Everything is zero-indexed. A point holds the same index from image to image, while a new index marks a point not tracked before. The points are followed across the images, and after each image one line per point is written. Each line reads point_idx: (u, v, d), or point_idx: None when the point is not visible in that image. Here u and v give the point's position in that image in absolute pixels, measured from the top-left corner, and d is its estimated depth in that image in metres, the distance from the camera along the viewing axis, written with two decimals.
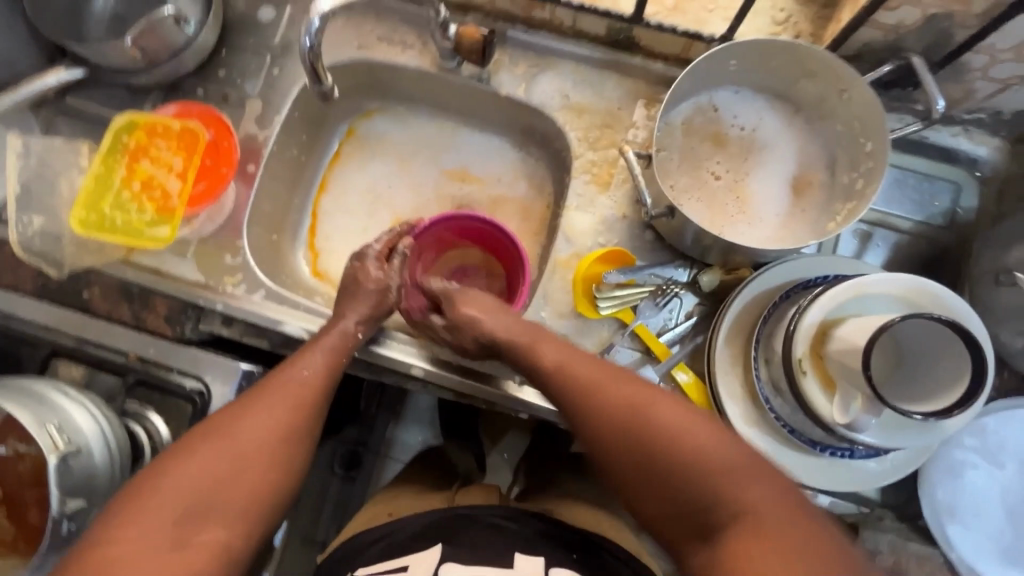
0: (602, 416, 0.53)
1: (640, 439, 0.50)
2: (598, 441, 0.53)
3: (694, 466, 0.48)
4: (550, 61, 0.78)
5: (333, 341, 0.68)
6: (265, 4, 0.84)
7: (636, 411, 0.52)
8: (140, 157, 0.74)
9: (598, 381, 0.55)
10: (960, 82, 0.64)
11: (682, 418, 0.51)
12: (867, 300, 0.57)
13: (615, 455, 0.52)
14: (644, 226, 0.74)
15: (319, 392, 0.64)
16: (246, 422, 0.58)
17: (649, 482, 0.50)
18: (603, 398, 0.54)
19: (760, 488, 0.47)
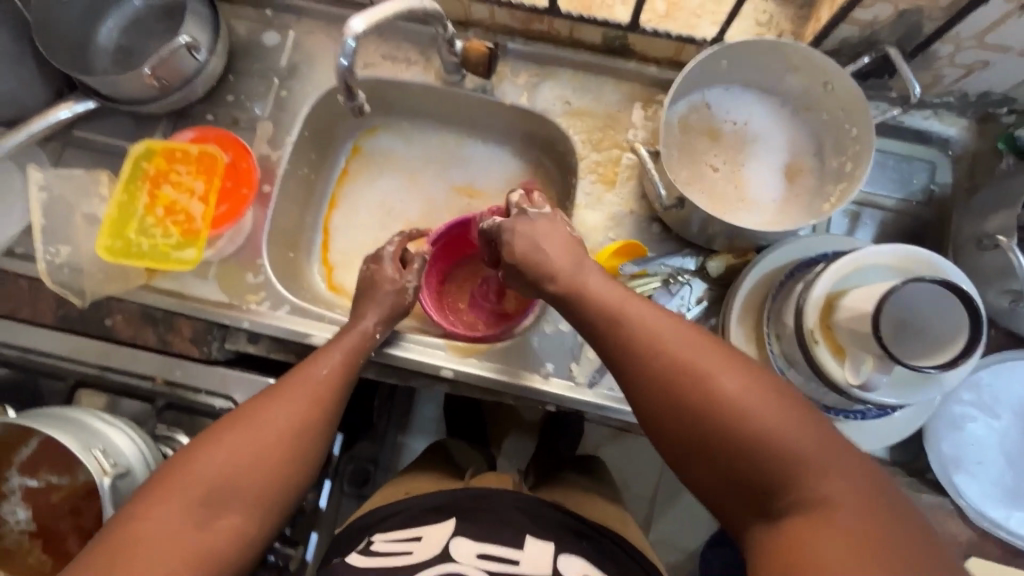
0: (659, 380, 0.51)
1: (705, 407, 0.48)
2: (657, 405, 0.51)
3: (765, 441, 0.46)
4: (550, 70, 0.82)
5: (351, 341, 0.70)
6: (269, 30, 0.86)
7: (702, 378, 0.49)
8: (162, 182, 0.77)
9: (659, 346, 0.52)
10: (930, 69, 0.70)
11: (753, 388, 0.48)
12: (865, 271, 0.62)
13: (672, 421, 0.50)
14: (651, 220, 0.79)
15: (336, 389, 0.65)
16: (268, 415, 0.60)
17: (709, 450, 0.48)
18: (664, 360, 0.51)
19: (833, 472, 0.45)
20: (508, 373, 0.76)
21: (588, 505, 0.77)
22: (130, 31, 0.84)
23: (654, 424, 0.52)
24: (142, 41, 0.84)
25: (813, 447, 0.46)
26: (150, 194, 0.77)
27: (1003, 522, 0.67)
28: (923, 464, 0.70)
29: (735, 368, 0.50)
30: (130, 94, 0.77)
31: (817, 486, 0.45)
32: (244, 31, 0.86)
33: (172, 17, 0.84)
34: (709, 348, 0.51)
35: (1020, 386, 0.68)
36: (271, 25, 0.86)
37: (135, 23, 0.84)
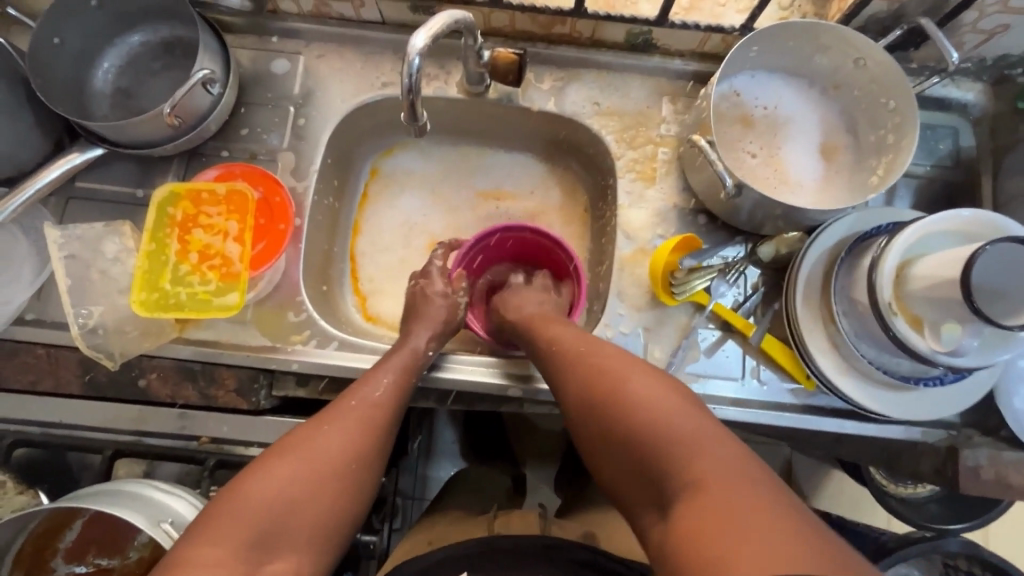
0: (577, 389, 0.57)
1: (604, 406, 0.53)
2: (575, 413, 0.57)
3: (648, 428, 0.49)
4: (574, 73, 0.81)
5: (400, 362, 0.66)
6: (277, 57, 0.82)
7: (604, 384, 0.54)
8: (191, 226, 0.73)
9: (584, 357, 0.59)
10: (953, 37, 0.72)
11: (650, 388, 0.52)
12: (930, 239, 0.63)
13: (586, 424, 0.55)
14: (696, 212, 0.78)
15: (388, 415, 0.61)
16: (321, 440, 0.55)
17: (610, 444, 0.52)
18: (582, 368, 0.58)
19: (704, 453, 0.45)
20: None
21: (622, 541, 0.71)
22: (127, 71, 0.78)
23: (579, 431, 0.56)
24: (141, 81, 0.79)
25: (693, 432, 0.47)
26: (180, 240, 0.72)
27: None
28: (996, 421, 0.72)
29: (644, 372, 0.54)
30: (141, 136, 0.72)
31: (688, 468, 0.45)
32: (248, 60, 0.81)
33: (172, 52, 0.79)
34: (623, 359, 0.57)
35: None
36: (277, 52, 0.82)
37: (132, 62, 0.79)
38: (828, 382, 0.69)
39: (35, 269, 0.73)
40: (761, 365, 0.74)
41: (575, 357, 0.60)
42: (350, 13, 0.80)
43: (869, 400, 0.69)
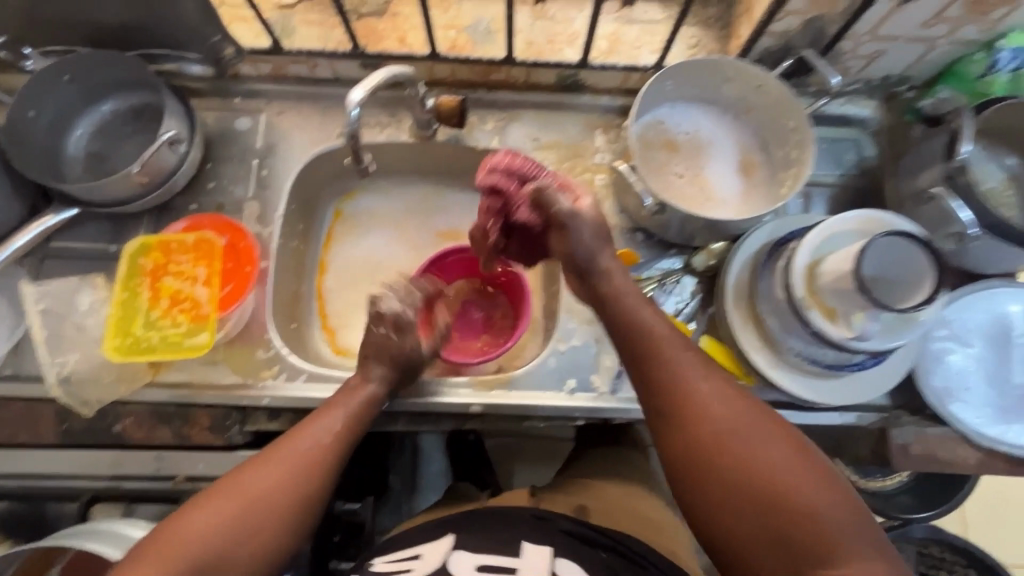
0: (701, 436, 0.55)
1: (744, 468, 0.52)
2: (691, 456, 0.55)
3: (797, 507, 0.50)
4: (514, 114, 0.89)
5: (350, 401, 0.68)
6: (239, 116, 0.89)
7: (747, 448, 0.53)
8: (161, 274, 0.77)
9: (718, 406, 0.56)
10: (840, 63, 0.82)
11: (797, 465, 0.52)
12: (833, 239, 0.70)
13: (710, 475, 0.54)
14: (633, 230, 0.85)
15: (330, 453, 0.63)
16: (257, 478, 0.59)
17: (741, 509, 0.51)
18: (713, 418, 0.55)
19: (847, 544, 0.48)
20: (525, 396, 0.78)
21: (613, 509, 0.74)
22: (99, 136, 0.84)
23: (689, 471, 0.55)
24: (112, 145, 0.84)
25: (838, 520, 0.49)
26: (151, 287, 0.77)
27: (1003, 438, 0.73)
28: (921, 402, 0.76)
29: (785, 441, 0.53)
30: (112, 195, 0.77)
31: (834, 559, 0.48)
32: (214, 120, 0.88)
33: (140, 117, 0.85)
34: (756, 416, 0.55)
35: (980, 315, 0.77)
36: (239, 111, 0.89)
37: (103, 128, 0.84)
38: (762, 375, 0.75)
39: (10, 326, 0.76)
40: None
41: (698, 410, 0.56)
42: (305, 73, 0.88)
43: (799, 389, 0.75)
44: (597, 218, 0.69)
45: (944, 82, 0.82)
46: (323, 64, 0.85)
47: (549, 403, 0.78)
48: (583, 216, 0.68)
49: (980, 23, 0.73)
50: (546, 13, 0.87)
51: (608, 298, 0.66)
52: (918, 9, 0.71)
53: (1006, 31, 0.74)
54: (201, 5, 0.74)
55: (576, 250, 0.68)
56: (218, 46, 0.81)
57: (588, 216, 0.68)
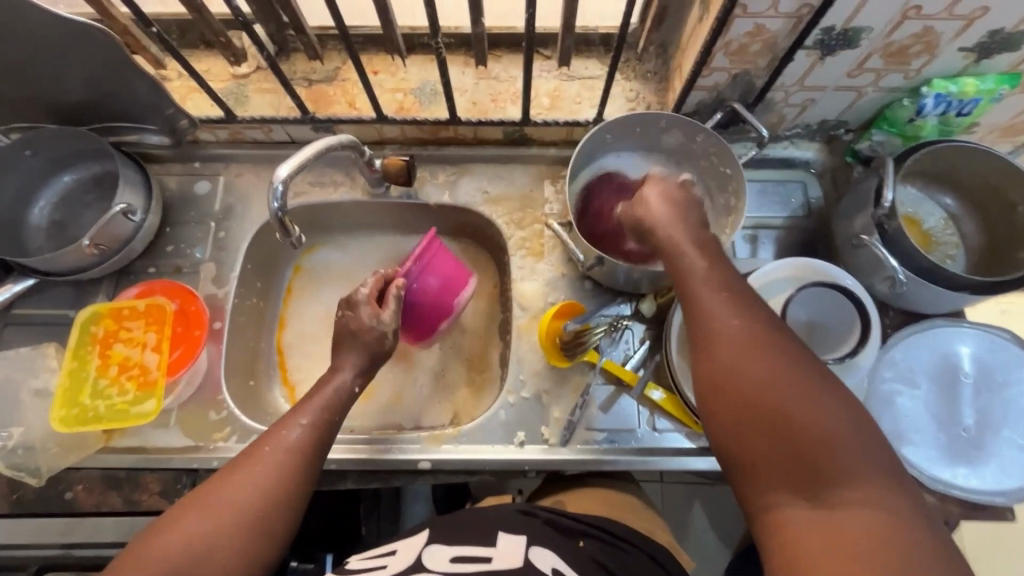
0: (730, 359, 0.50)
1: (773, 392, 0.47)
2: (716, 378, 0.50)
3: (823, 435, 0.45)
4: (464, 168, 0.92)
5: (326, 399, 0.66)
6: (199, 180, 0.92)
7: (780, 372, 0.48)
8: (112, 341, 0.79)
9: (751, 333, 0.51)
10: (774, 112, 0.84)
11: (827, 396, 0.47)
12: (771, 285, 0.70)
13: (734, 400, 0.49)
14: (582, 278, 0.87)
15: (303, 454, 0.61)
16: (228, 489, 0.56)
17: (757, 425, 0.47)
18: (745, 341, 0.50)
19: (873, 481, 0.44)
20: (473, 450, 0.78)
21: (589, 500, 0.78)
22: (61, 206, 0.87)
23: (712, 394, 0.51)
24: (73, 213, 0.87)
25: (862, 455, 0.45)
26: (101, 355, 0.78)
27: (954, 481, 0.72)
28: None
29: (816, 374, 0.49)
30: (68, 265, 0.80)
31: (857, 492, 0.44)
32: (175, 185, 0.91)
33: (102, 185, 0.88)
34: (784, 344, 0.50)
35: (925, 355, 0.77)
36: (200, 175, 0.92)
37: (65, 198, 0.88)
38: None
39: None
40: (656, 415, 0.79)
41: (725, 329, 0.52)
42: (261, 137, 0.91)
43: None
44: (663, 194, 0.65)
45: (878, 125, 0.84)
46: (277, 129, 0.88)
47: (499, 455, 0.78)
48: (647, 196, 0.65)
49: (903, 72, 0.75)
50: (490, 72, 0.90)
51: (664, 242, 0.61)
52: (838, 61, 0.73)
53: (929, 78, 0.76)
54: (151, 84, 0.77)
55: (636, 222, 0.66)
56: (173, 118, 0.83)
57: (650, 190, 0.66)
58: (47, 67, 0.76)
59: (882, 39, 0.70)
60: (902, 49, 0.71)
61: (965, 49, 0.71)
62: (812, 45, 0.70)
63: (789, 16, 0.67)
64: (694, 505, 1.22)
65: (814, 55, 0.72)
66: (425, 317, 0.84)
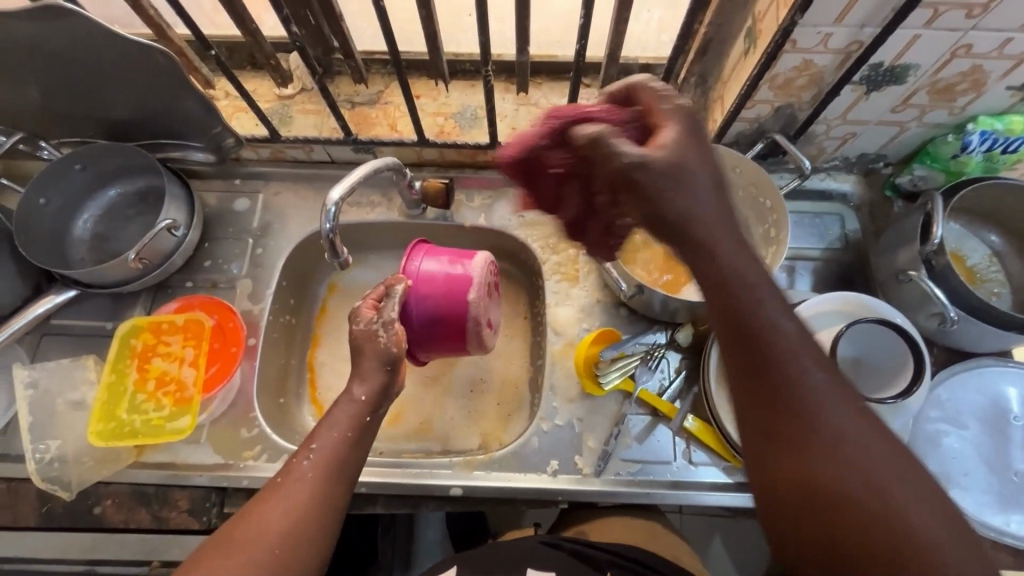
0: (823, 478, 0.43)
1: (885, 524, 0.41)
2: (794, 474, 0.44)
3: (948, 573, 0.39)
4: (500, 192, 0.92)
5: (346, 419, 0.62)
6: (239, 197, 0.93)
7: (894, 500, 0.41)
8: (150, 355, 0.80)
9: (839, 422, 0.44)
10: (814, 144, 0.84)
11: (937, 517, 0.41)
12: (813, 320, 0.69)
13: (834, 530, 0.42)
14: (617, 305, 0.86)
15: (324, 481, 0.58)
16: (253, 528, 0.54)
17: (842, 536, 0.42)
18: (845, 453, 0.43)
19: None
20: (505, 478, 0.77)
21: (610, 527, 0.74)
22: (103, 219, 0.89)
23: (801, 518, 0.44)
24: (115, 227, 0.89)
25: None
26: (139, 369, 0.79)
27: (1006, 527, 0.70)
28: None
29: (923, 487, 0.42)
30: (110, 278, 0.80)
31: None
32: (215, 202, 0.92)
33: (145, 200, 0.90)
34: (881, 435, 0.44)
35: (973, 396, 0.75)
36: (240, 192, 0.93)
37: (108, 212, 0.89)
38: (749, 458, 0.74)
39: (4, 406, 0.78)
40: (693, 447, 0.78)
41: (807, 415, 0.44)
42: (302, 156, 0.92)
43: None
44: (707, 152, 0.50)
45: (920, 160, 0.84)
46: (319, 149, 0.90)
47: (531, 483, 0.76)
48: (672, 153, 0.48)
49: (948, 108, 0.75)
50: (530, 99, 0.91)
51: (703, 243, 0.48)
52: (883, 97, 0.73)
53: (975, 115, 0.76)
54: (202, 104, 0.78)
55: (672, 209, 0.48)
56: (220, 136, 0.84)
57: (677, 143, 0.48)
58: (102, 85, 0.77)
59: (930, 75, 0.69)
60: (949, 86, 0.71)
61: (1012, 88, 0.71)
62: (858, 81, 0.71)
63: (838, 52, 0.67)
64: (714, 539, 1.10)
65: (860, 90, 0.72)
66: (451, 302, 0.73)
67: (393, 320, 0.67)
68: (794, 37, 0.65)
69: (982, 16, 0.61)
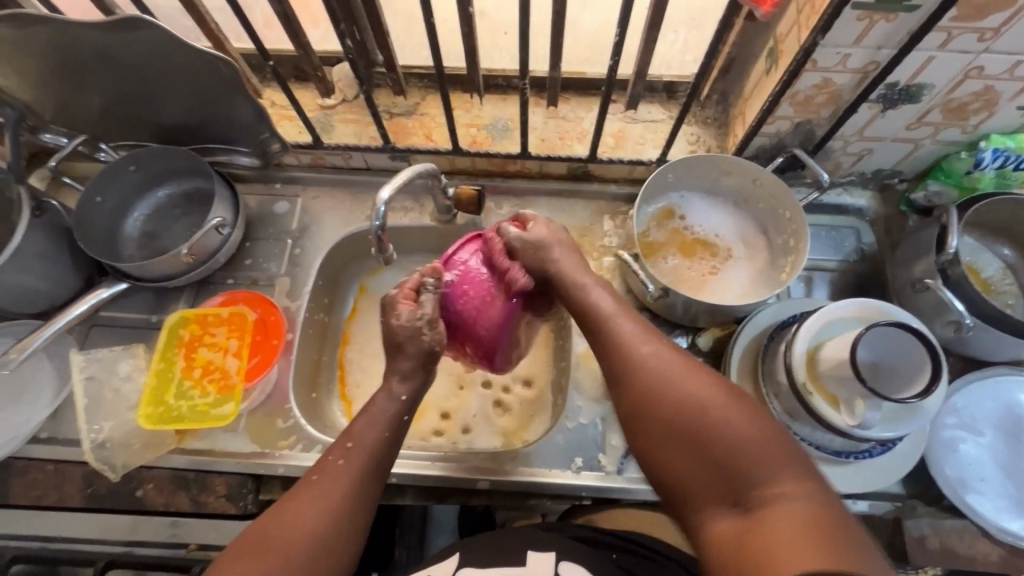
0: (645, 385, 0.57)
1: (688, 410, 0.53)
2: (629, 402, 0.58)
3: (737, 445, 0.50)
4: (528, 200, 0.96)
5: (384, 415, 0.66)
6: (279, 200, 0.97)
7: (689, 400, 0.54)
8: (197, 345, 0.85)
9: (648, 355, 0.59)
10: (831, 159, 0.88)
11: (730, 404, 0.53)
12: (834, 325, 0.72)
13: (657, 422, 0.55)
14: (640, 309, 0.88)
15: (360, 475, 0.61)
16: (294, 521, 0.56)
17: (667, 434, 0.54)
18: (654, 373, 0.57)
19: (787, 474, 0.48)
20: (531, 473, 0.79)
21: (618, 516, 0.75)
22: (152, 218, 0.94)
23: (638, 420, 0.57)
24: (163, 226, 0.94)
25: (773, 449, 0.50)
26: (186, 357, 0.84)
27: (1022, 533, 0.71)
28: (937, 491, 0.75)
29: (716, 380, 0.55)
30: (159, 272, 0.85)
31: (773, 490, 0.47)
32: (255, 204, 0.97)
33: (191, 201, 0.95)
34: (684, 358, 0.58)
35: (987, 403, 0.78)
36: (280, 196, 0.98)
37: (157, 212, 0.94)
38: None
39: (54, 392, 0.82)
40: None
41: (623, 355, 0.60)
42: (341, 163, 0.97)
43: None
44: (554, 225, 0.78)
45: (934, 176, 0.87)
46: (357, 156, 0.95)
47: (555, 478, 0.79)
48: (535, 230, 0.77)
49: (961, 127, 0.79)
50: (559, 113, 0.95)
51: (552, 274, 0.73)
52: (898, 115, 0.77)
53: (987, 133, 0.80)
54: (254, 110, 0.83)
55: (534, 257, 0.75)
56: (266, 142, 0.89)
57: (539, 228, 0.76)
58: (162, 90, 0.82)
59: (944, 95, 0.73)
60: (962, 105, 0.75)
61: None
62: (875, 99, 0.74)
63: (856, 71, 0.71)
64: None
65: (876, 108, 0.76)
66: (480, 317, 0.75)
67: (435, 318, 0.71)
68: (815, 57, 0.69)
69: (993, 39, 0.65)
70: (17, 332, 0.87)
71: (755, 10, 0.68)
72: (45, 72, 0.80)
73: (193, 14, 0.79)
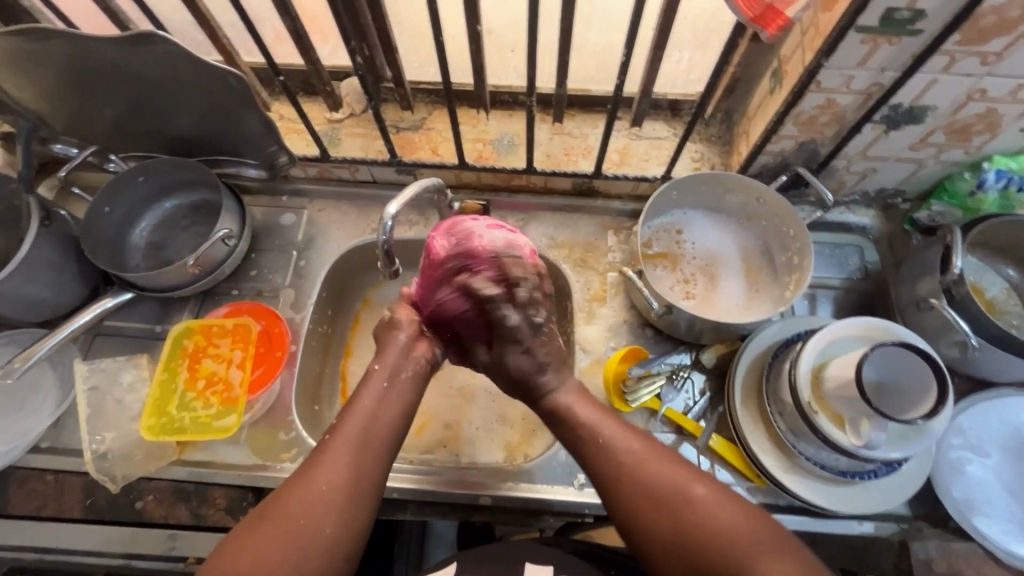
0: (636, 494, 0.60)
1: (677, 506, 0.58)
2: (617, 497, 0.61)
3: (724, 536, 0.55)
4: (532, 215, 0.97)
5: (372, 401, 0.65)
6: (285, 212, 0.98)
7: (677, 498, 0.58)
8: (201, 356, 0.85)
9: (631, 452, 0.63)
10: (835, 178, 0.89)
11: (715, 497, 0.58)
12: (838, 343, 0.72)
13: (647, 522, 0.58)
14: (643, 325, 0.88)
15: (363, 451, 0.61)
16: (296, 498, 0.57)
17: (658, 529, 0.58)
18: (640, 472, 0.61)
19: (770, 556, 0.54)
20: (534, 488, 0.79)
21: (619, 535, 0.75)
22: (159, 229, 0.94)
23: (629, 521, 0.60)
24: (169, 237, 0.94)
25: (759, 539, 0.55)
26: (189, 368, 0.84)
27: None
28: (943, 512, 0.74)
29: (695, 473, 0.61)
30: (165, 283, 0.85)
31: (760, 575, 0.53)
32: (262, 216, 0.98)
33: (198, 212, 0.96)
34: (664, 453, 0.63)
35: (993, 424, 0.77)
36: (286, 208, 0.98)
37: (165, 222, 0.95)
38: (774, 479, 0.74)
39: (56, 401, 0.82)
40: (717, 466, 0.78)
41: (605, 452, 0.63)
42: (347, 176, 0.98)
43: (813, 496, 0.73)
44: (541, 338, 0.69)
45: (937, 196, 0.88)
46: (363, 169, 0.95)
47: (561, 494, 0.78)
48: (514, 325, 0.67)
49: (964, 148, 0.79)
50: (564, 129, 0.96)
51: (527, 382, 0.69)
52: (901, 136, 0.78)
53: (990, 154, 0.80)
54: (263, 123, 0.84)
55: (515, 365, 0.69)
56: (274, 154, 0.89)
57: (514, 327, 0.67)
58: (172, 103, 0.83)
59: (946, 116, 0.74)
60: (965, 127, 0.75)
61: None
62: (878, 120, 0.75)
63: (860, 93, 0.72)
64: None
65: (880, 128, 0.76)
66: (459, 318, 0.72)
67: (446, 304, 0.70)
68: (819, 79, 0.70)
69: (996, 63, 0.65)
70: (22, 341, 0.88)
71: (759, 34, 0.66)
72: (58, 84, 0.81)
73: (205, 29, 0.80)
